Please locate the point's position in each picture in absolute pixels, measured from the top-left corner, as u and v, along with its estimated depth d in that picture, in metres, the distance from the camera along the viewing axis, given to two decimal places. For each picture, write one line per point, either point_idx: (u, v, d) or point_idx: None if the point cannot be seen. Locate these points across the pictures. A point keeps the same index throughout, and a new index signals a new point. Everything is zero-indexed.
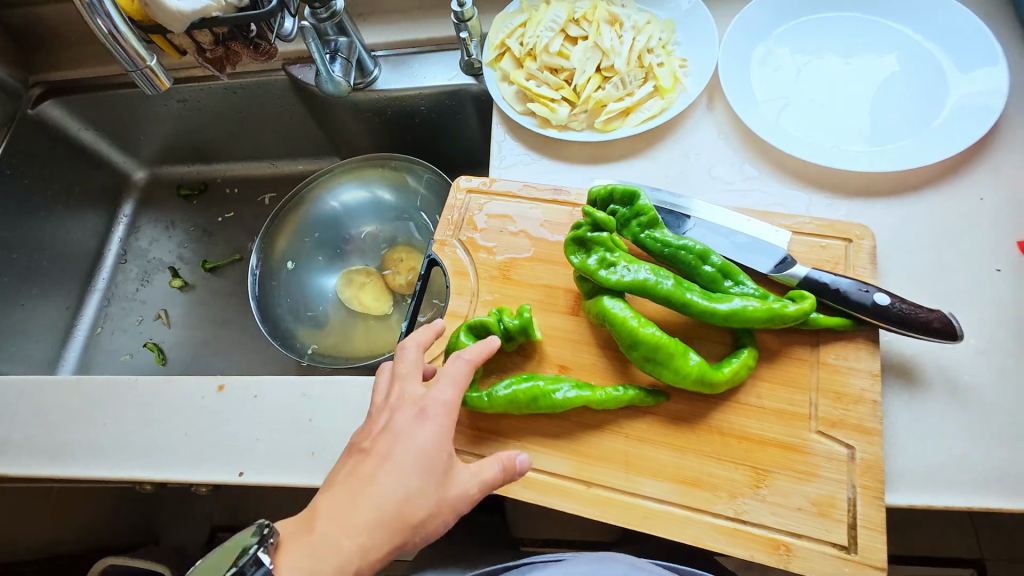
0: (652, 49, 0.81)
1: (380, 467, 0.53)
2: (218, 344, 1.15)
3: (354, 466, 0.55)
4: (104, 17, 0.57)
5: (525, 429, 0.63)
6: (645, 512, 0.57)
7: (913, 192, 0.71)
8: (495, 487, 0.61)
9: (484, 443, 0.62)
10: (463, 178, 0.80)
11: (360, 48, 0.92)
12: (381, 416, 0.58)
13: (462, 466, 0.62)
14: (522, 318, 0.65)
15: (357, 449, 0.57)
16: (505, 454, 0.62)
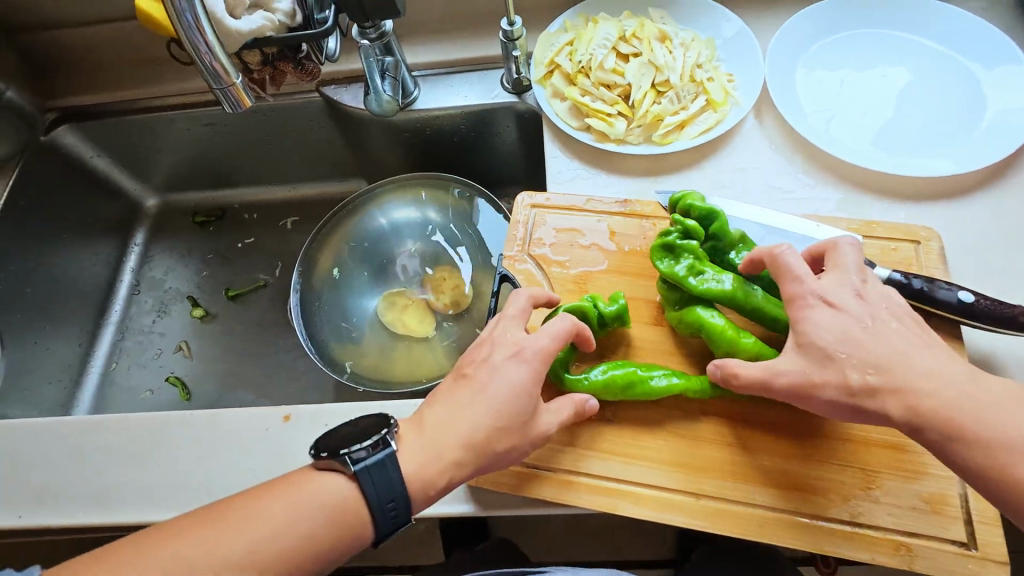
0: (702, 65, 0.83)
1: (476, 394, 0.57)
2: (246, 375, 1.09)
3: (454, 385, 0.59)
4: (200, 39, 0.56)
5: (625, 442, 0.62)
6: (759, 521, 0.57)
7: (966, 195, 0.74)
8: (600, 505, 0.59)
9: (585, 460, 0.61)
10: (522, 195, 0.80)
11: (404, 69, 0.93)
12: (487, 347, 0.60)
13: (565, 486, 0.60)
14: (618, 305, 0.66)
15: (460, 372, 0.60)
16: (606, 469, 0.60)
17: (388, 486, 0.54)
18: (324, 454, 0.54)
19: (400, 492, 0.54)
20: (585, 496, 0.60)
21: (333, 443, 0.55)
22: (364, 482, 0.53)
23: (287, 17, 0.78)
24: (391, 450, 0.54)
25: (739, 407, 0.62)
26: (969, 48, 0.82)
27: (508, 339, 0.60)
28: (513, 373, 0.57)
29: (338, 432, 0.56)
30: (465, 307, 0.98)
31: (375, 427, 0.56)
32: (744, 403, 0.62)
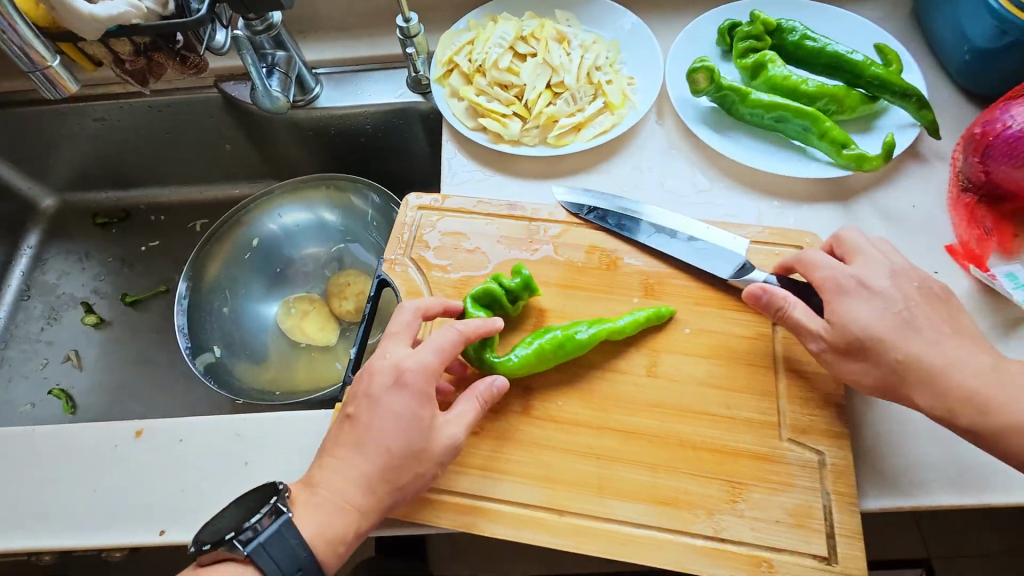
0: (601, 67, 0.82)
1: (362, 434, 0.54)
2: (138, 386, 1.03)
3: (340, 427, 0.56)
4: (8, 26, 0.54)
5: (491, 457, 0.58)
6: (621, 538, 0.54)
7: (855, 199, 0.74)
8: (460, 524, 0.56)
9: (448, 475, 0.57)
10: (411, 196, 0.76)
11: (299, 64, 0.87)
12: (369, 372, 0.56)
13: (425, 504, 0.56)
14: (521, 276, 0.66)
15: (344, 414, 0.56)
16: (470, 486, 0.57)
17: (289, 554, 0.50)
18: (209, 548, 0.49)
19: (304, 555, 0.51)
20: (445, 516, 0.56)
21: (215, 531, 0.50)
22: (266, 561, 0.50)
23: (157, 5, 0.73)
24: (283, 517, 0.51)
25: (612, 417, 0.59)
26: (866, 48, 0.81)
27: (389, 363, 0.56)
28: (396, 403, 0.54)
29: (217, 515, 0.52)
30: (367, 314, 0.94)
31: (262, 498, 0.52)
32: (618, 413, 0.59)
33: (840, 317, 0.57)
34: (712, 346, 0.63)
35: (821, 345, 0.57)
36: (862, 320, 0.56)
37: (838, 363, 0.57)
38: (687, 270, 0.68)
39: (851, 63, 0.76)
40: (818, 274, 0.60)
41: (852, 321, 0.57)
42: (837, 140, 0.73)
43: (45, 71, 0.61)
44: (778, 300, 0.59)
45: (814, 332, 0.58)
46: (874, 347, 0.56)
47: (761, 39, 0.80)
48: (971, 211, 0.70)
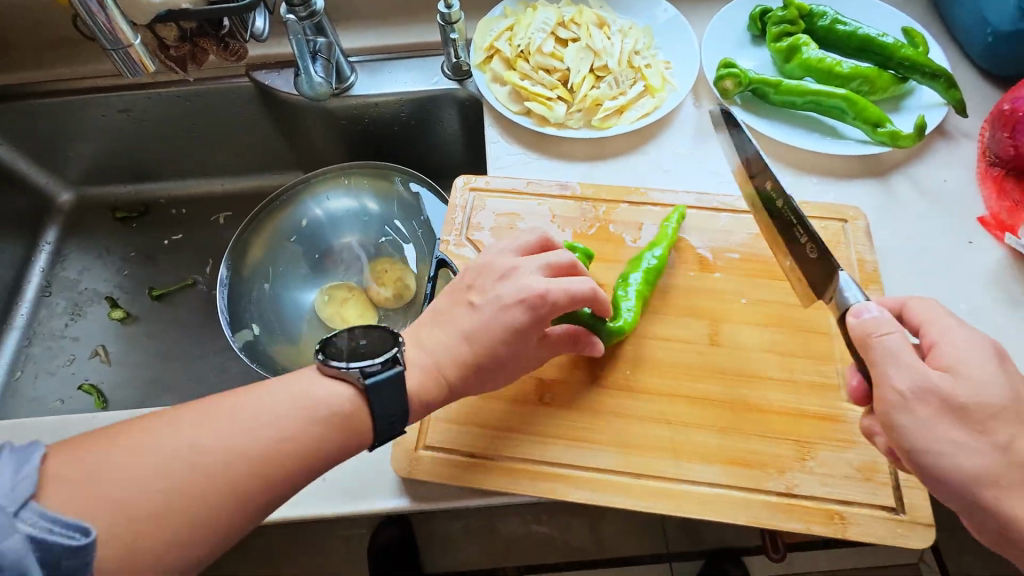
0: (640, 52, 0.84)
1: (477, 330, 0.55)
2: (172, 380, 1.01)
3: (456, 309, 0.58)
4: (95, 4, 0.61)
5: (565, 426, 0.60)
6: (699, 498, 0.56)
7: (890, 175, 0.77)
8: (542, 491, 0.57)
9: (527, 445, 0.59)
10: (460, 179, 0.77)
11: (339, 51, 0.89)
12: (498, 278, 0.58)
13: (506, 473, 0.58)
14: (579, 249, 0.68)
15: (466, 300, 0.58)
16: (549, 454, 0.58)
17: (389, 405, 0.52)
18: (333, 362, 0.52)
19: (403, 409, 0.53)
20: (526, 483, 0.57)
21: (341, 350, 0.53)
22: (371, 397, 0.52)
23: None
24: (398, 370, 0.52)
25: (681, 385, 0.61)
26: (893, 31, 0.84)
27: (522, 281, 0.57)
28: (517, 316, 0.55)
29: (346, 337, 0.54)
30: (407, 300, 0.94)
31: (385, 343, 0.53)
32: (685, 381, 0.62)
33: (960, 375, 0.48)
34: (770, 316, 0.65)
35: (918, 388, 0.47)
36: (978, 387, 0.47)
37: (937, 420, 0.47)
38: (738, 245, 0.70)
39: (882, 46, 0.79)
40: (931, 332, 0.52)
41: (976, 386, 0.47)
42: (871, 119, 0.75)
43: (125, 50, 0.66)
44: (876, 325, 0.49)
45: (913, 372, 0.47)
46: (992, 425, 0.47)
47: (794, 23, 0.83)
48: (999, 184, 0.74)
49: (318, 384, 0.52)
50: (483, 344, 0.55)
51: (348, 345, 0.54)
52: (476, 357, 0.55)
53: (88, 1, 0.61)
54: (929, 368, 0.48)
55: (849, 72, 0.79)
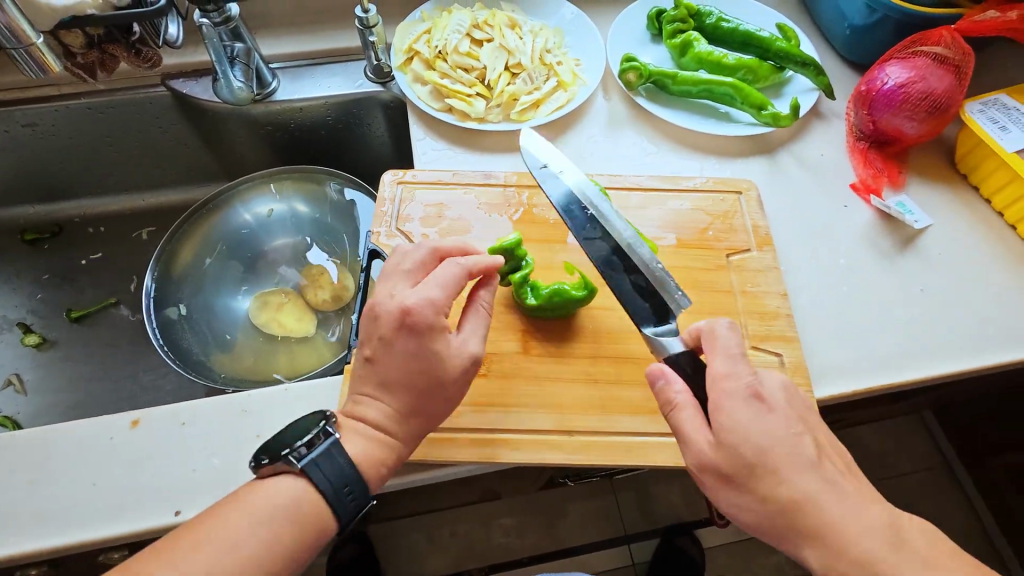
0: (551, 50, 0.90)
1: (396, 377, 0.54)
2: (97, 403, 0.96)
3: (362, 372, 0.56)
4: None
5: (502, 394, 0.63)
6: (627, 445, 0.61)
7: (779, 152, 0.87)
8: (484, 454, 0.60)
9: (466, 415, 0.62)
10: (387, 174, 0.80)
11: (258, 57, 0.90)
12: (394, 328, 0.55)
13: (448, 442, 0.60)
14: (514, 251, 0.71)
15: (364, 356, 0.56)
16: (488, 421, 0.62)
17: (338, 471, 0.52)
18: (267, 461, 0.50)
19: (353, 475, 0.52)
20: (468, 449, 0.60)
21: (272, 446, 0.52)
22: (319, 477, 0.51)
23: None
24: (334, 438, 0.53)
25: (605, 347, 0.67)
26: (771, 26, 0.95)
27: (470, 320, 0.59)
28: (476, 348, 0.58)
29: (271, 438, 0.53)
30: (345, 301, 0.94)
31: (311, 422, 0.54)
32: (609, 343, 0.67)
33: (728, 433, 0.49)
34: (680, 281, 0.72)
35: (699, 460, 0.50)
36: (747, 441, 0.48)
37: (718, 489, 0.49)
38: (652, 219, 0.77)
39: (761, 40, 0.89)
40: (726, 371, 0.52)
41: (739, 445, 0.48)
42: (756, 103, 0.85)
43: (28, 49, 0.65)
44: (675, 393, 0.53)
45: (699, 444, 0.50)
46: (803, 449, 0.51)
47: (685, 21, 0.92)
48: (865, 155, 0.84)
49: (262, 490, 0.50)
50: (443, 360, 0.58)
51: (276, 438, 0.53)
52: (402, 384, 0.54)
53: None
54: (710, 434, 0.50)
55: (735, 62, 0.88)
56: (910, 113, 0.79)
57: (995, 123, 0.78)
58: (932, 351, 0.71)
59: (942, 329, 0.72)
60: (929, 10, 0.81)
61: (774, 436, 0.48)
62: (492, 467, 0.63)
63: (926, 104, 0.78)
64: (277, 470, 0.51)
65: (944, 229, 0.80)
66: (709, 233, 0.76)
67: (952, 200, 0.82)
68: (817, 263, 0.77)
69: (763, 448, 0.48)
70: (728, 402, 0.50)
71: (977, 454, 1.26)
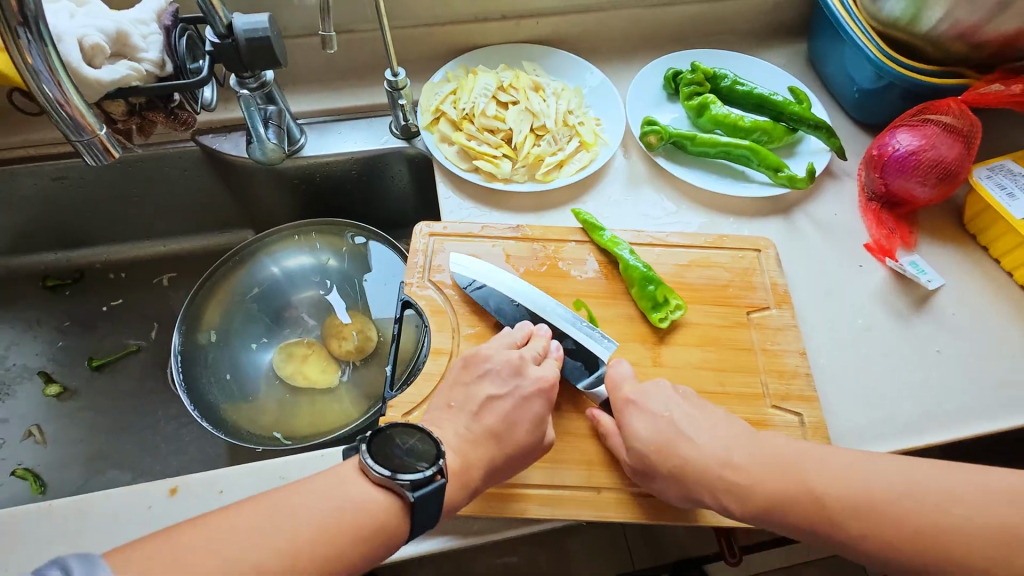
0: (573, 111, 0.93)
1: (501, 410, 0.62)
2: (118, 453, 0.97)
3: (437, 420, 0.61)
4: (54, 88, 0.55)
5: None
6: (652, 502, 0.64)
7: (792, 209, 0.90)
8: (513, 510, 0.62)
9: None
10: (420, 226, 0.83)
11: (288, 117, 0.92)
12: (447, 406, 0.63)
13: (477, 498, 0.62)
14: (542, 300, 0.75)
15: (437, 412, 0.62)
16: (517, 477, 0.63)
17: (425, 513, 0.53)
18: (387, 474, 0.51)
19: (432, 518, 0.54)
20: (496, 505, 0.62)
21: (393, 462, 0.53)
22: (412, 507, 0.52)
23: (155, 66, 0.74)
24: (443, 481, 0.52)
25: None
26: (783, 88, 0.98)
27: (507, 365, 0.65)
28: (536, 407, 0.62)
29: (399, 449, 0.54)
30: (369, 352, 0.95)
31: (431, 453, 0.54)
32: None
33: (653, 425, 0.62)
34: (703, 338, 0.74)
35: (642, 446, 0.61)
36: (656, 425, 0.62)
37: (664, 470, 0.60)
38: (673, 276, 0.79)
39: (775, 103, 0.93)
40: (643, 400, 0.64)
41: (655, 426, 0.62)
42: (772, 165, 0.88)
43: (93, 138, 0.60)
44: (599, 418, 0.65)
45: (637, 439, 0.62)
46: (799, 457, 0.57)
47: (702, 84, 0.96)
48: (878, 216, 0.87)
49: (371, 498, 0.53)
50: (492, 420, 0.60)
51: (393, 452, 0.53)
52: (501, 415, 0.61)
53: (47, 90, 0.55)
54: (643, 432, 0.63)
55: (751, 125, 0.92)
56: (920, 179, 0.83)
57: (1003, 189, 0.81)
58: (950, 413, 0.73)
59: (957, 389, 0.74)
60: (936, 80, 0.85)
61: (685, 423, 0.62)
62: (522, 525, 0.64)
63: (936, 172, 0.82)
64: (385, 486, 0.52)
65: (955, 290, 0.82)
66: (729, 290, 0.78)
67: (962, 260, 0.85)
68: (835, 323, 0.80)
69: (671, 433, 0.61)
70: (632, 408, 0.64)
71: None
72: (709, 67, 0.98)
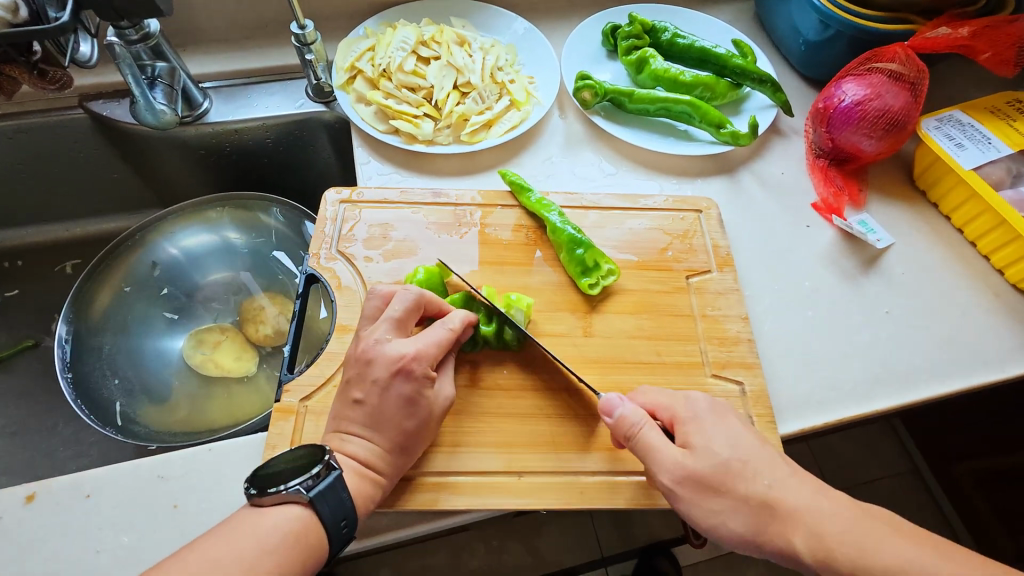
0: (502, 68, 0.86)
1: (372, 416, 0.54)
2: (8, 460, 0.86)
3: (345, 409, 0.55)
4: None
5: (451, 433, 0.58)
6: (581, 487, 0.56)
7: (737, 168, 0.85)
8: (422, 503, 0.55)
9: None
10: (330, 192, 0.75)
11: (183, 76, 0.82)
12: (366, 362, 0.55)
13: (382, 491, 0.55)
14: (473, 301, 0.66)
15: (350, 399, 0.55)
16: (426, 464, 0.57)
17: (338, 506, 0.49)
18: (270, 491, 0.47)
19: (352, 507, 0.50)
20: (402, 497, 0.55)
21: (274, 476, 0.49)
22: (318, 508, 0.48)
23: (5, 11, 0.64)
24: (338, 473, 0.49)
25: (556, 377, 0.62)
26: (726, 42, 0.93)
27: (390, 353, 0.55)
28: (403, 388, 0.54)
29: (278, 464, 0.50)
30: (287, 336, 0.87)
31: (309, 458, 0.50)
32: (560, 372, 0.63)
33: (695, 446, 0.51)
34: (638, 304, 0.68)
35: (676, 476, 0.49)
36: (710, 449, 0.50)
37: (699, 500, 0.49)
38: (610, 238, 0.73)
39: (716, 56, 0.87)
40: (664, 409, 0.55)
41: (709, 448, 0.50)
42: (715, 121, 0.82)
43: None
44: (629, 423, 0.52)
45: (668, 465, 0.50)
46: (732, 480, 0.48)
47: (641, 37, 0.89)
48: (825, 173, 0.82)
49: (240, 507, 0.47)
50: (389, 417, 0.53)
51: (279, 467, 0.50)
52: (384, 421, 0.53)
53: None
54: (678, 455, 0.50)
55: (691, 79, 0.85)
56: (867, 131, 0.78)
57: (951, 139, 0.77)
58: (901, 375, 0.68)
59: (909, 352, 0.70)
60: (881, 26, 0.80)
61: (726, 442, 0.50)
62: (436, 520, 0.57)
63: (883, 123, 0.77)
64: (300, 502, 0.48)
65: (905, 248, 0.78)
66: (668, 254, 0.72)
67: (912, 217, 0.81)
68: (781, 286, 0.74)
69: (723, 452, 0.50)
70: (690, 422, 0.52)
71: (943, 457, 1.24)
72: (649, 20, 0.91)
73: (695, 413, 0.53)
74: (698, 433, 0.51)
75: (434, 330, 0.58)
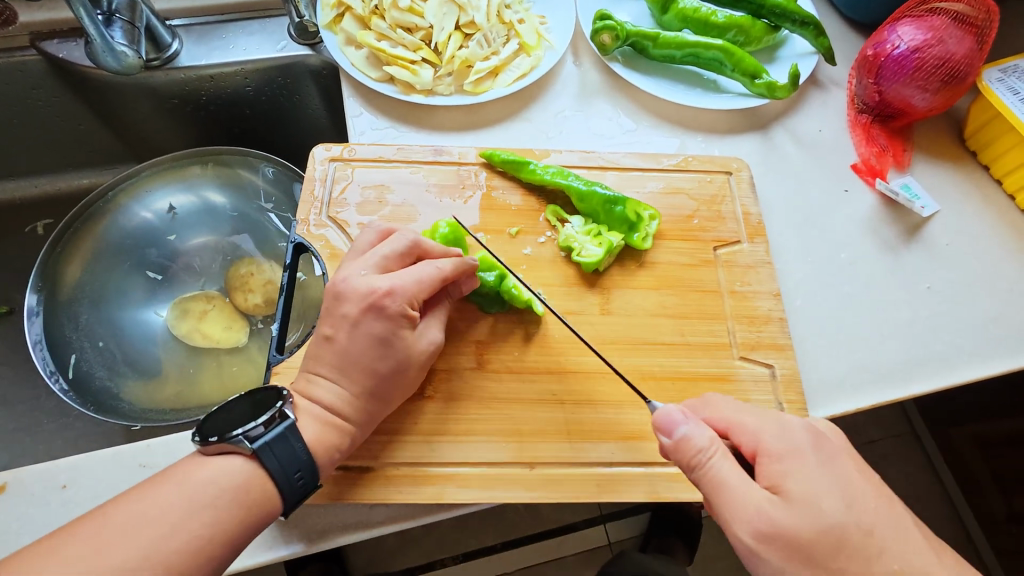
0: (510, 5, 0.75)
1: (340, 358, 0.49)
2: None
3: (315, 346, 0.50)
4: None
5: (456, 420, 0.54)
6: (598, 480, 0.52)
7: (770, 124, 0.76)
8: (425, 497, 0.51)
9: (404, 448, 0.52)
10: (318, 148, 0.67)
11: (146, 11, 0.74)
12: (339, 295, 0.51)
13: (382, 482, 0.51)
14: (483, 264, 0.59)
15: (321, 333, 0.51)
16: (430, 454, 0.52)
17: (292, 456, 0.45)
18: (213, 440, 0.44)
19: (308, 459, 0.46)
20: (404, 490, 0.51)
21: (222, 423, 0.45)
22: (265, 459, 0.44)
23: None
24: (291, 421, 0.46)
25: (570, 359, 0.57)
26: None
27: (361, 287, 0.50)
28: (373, 326, 0.49)
29: (225, 408, 0.46)
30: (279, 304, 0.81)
31: (261, 403, 0.46)
32: (574, 354, 0.58)
33: (790, 494, 0.41)
34: (661, 279, 0.62)
35: (758, 534, 0.40)
36: (813, 502, 0.40)
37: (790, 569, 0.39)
38: None
39: None
40: (745, 437, 0.45)
41: (812, 502, 0.40)
42: (749, 71, 0.73)
43: None
44: (698, 445, 0.44)
45: (744, 512, 0.41)
46: (839, 555, 0.39)
47: None
48: (868, 130, 0.74)
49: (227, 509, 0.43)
50: (355, 359, 0.49)
51: (228, 412, 0.46)
52: (350, 364, 0.49)
53: None
54: (758, 494, 0.42)
55: (723, 20, 0.76)
56: (921, 84, 0.69)
57: (1016, 94, 0.68)
58: (941, 357, 0.63)
59: (951, 332, 0.64)
60: None
61: (841, 500, 0.41)
62: (439, 513, 0.53)
63: (940, 73, 0.68)
64: (244, 453, 0.44)
65: (951, 216, 0.71)
66: (694, 222, 0.66)
67: (961, 182, 0.73)
68: (815, 258, 0.68)
69: (835, 516, 0.40)
70: (777, 453, 0.43)
71: (940, 422, 1.11)
72: None
73: (791, 448, 0.43)
74: (794, 481, 0.42)
75: (417, 267, 0.52)
